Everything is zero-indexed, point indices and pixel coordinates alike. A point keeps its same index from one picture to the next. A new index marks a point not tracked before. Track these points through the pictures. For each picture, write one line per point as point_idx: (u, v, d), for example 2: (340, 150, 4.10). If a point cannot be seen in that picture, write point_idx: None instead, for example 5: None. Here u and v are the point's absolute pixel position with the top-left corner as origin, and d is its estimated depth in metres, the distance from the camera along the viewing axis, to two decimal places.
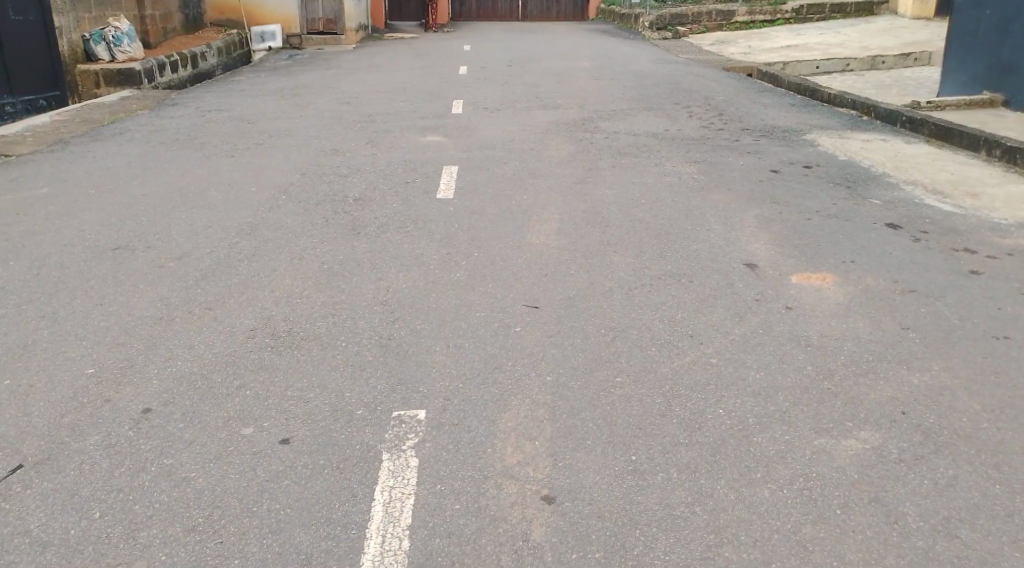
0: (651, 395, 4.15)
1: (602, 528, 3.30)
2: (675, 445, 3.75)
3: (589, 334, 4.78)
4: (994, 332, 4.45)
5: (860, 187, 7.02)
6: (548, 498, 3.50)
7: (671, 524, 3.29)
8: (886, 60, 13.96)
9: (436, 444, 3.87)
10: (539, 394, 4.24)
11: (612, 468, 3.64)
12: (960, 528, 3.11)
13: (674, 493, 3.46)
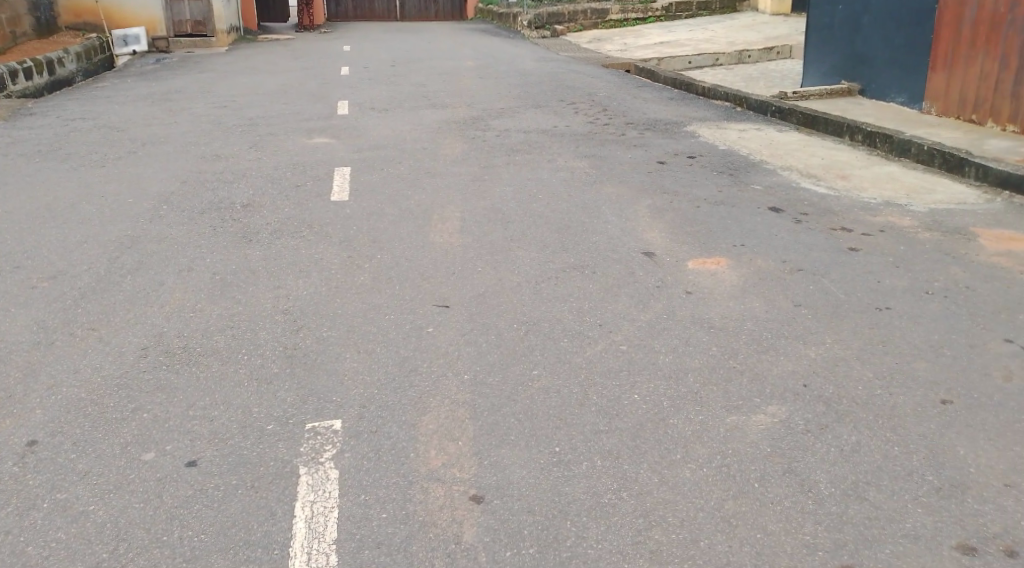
0: (568, 385, 4.25)
1: (533, 522, 3.37)
2: (596, 433, 3.87)
3: (502, 330, 4.85)
4: (877, 304, 4.77)
5: (741, 174, 7.37)
6: (476, 498, 3.54)
7: (600, 512, 3.39)
8: (752, 53, 14.63)
9: (355, 454, 3.84)
10: (458, 393, 4.27)
11: (536, 462, 3.71)
12: (866, 489, 3.32)
13: (599, 481, 3.57)
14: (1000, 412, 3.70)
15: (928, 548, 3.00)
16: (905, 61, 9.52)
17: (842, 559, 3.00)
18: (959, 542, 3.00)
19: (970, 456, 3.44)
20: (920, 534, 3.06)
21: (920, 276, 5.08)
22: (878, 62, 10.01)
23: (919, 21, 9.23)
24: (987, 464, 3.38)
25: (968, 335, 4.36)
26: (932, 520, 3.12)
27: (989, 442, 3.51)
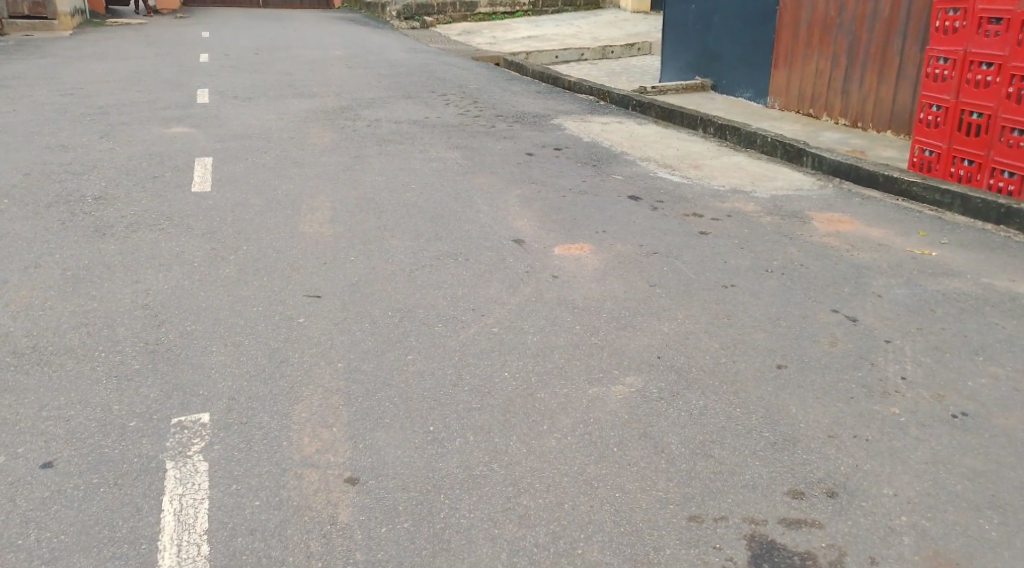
0: (441, 367, 4.43)
1: (407, 499, 3.52)
2: (468, 410, 4.07)
3: (376, 317, 4.97)
4: (724, 282, 5.17)
5: (604, 164, 7.73)
6: (351, 479, 3.66)
7: (472, 484, 3.58)
8: (615, 49, 15.23)
9: (225, 445, 3.88)
10: (332, 381, 4.37)
11: (411, 442, 3.87)
12: (712, 447, 3.65)
13: (471, 455, 3.77)
14: (826, 373, 4.12)
15: (764, 494, 3.34)
16: (751, 58, 10.17)
17: (690, 511, 3.31)
18: (790, 488, 3.36)
19: (801, 412, 3.83)
20: (757, 483, 3.40)
21: (762, 256, 5.53)
22: (727, 59, 10.64)
23: (762, 21, 9.88)
24: (815, 418, 3.78)
25: (801, 307, 4.80)
26: (767, 471, 3.47)
27: (817, 399, 3.91)
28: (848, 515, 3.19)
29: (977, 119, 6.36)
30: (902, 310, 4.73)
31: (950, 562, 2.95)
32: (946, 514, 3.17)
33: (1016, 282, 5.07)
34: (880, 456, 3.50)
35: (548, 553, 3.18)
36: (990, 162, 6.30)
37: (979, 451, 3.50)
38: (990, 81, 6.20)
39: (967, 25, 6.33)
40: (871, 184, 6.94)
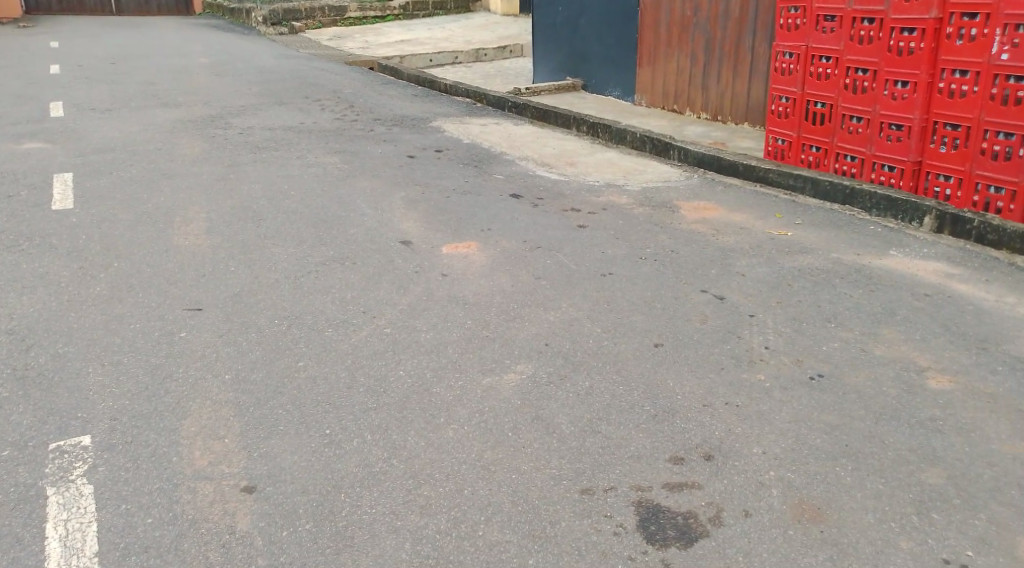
0: (335, 370, 4.50)
1: (307, 502, 3.58)
2: (364, 411, 4.15)
3: (262, 326, 4.99)
4: (602, 271, 5.44)
5: (484, 164, 7.94)
6: (247, 488, 3.68)
7: (371, 481, 3.67)
8: (489, 52, 15.48)
9: (111, 466, 3.82)
10: (221, 393, 4.36)
11: (308, 446, 3.91)
12: (599, 424, 3.88)
13: (370, 453, 3.85)
14: (699, 348, 4.44)
15: (648, 463, 3.59)
16: (617, 58, 10.60)
17: (582, 484, 3.53)
18: (671, 455, 3.63)
19: (678, 385, 4.11)
20: (641, 453, 3.66)
21: (636, 244, 5.84)
22: (595, 59, 11.05)
23: (625, 22, 10.32)
24: (691, 390, 4.07)
25: (674, 289, 5.12)
26: (650, 441, 3.73)
27: (692, 373, 4.21)
28: (723, 475, 3.48)
29: (821, 108, 6.89)
30: (764, 287, 5.12)
31: (814, 507, 3.27)
32: (809, 465, 3.49)
33: (862, 255, 5.55)
34: (749, 419, 3.82)
35: (450, 539, 3.32)
36: (834, 147, 6.83)
37: (836, 407, 3.86)
38: (830, 73, 6.73)
39: (805, 22, 6.85)
40: (732, 173, 7.39)
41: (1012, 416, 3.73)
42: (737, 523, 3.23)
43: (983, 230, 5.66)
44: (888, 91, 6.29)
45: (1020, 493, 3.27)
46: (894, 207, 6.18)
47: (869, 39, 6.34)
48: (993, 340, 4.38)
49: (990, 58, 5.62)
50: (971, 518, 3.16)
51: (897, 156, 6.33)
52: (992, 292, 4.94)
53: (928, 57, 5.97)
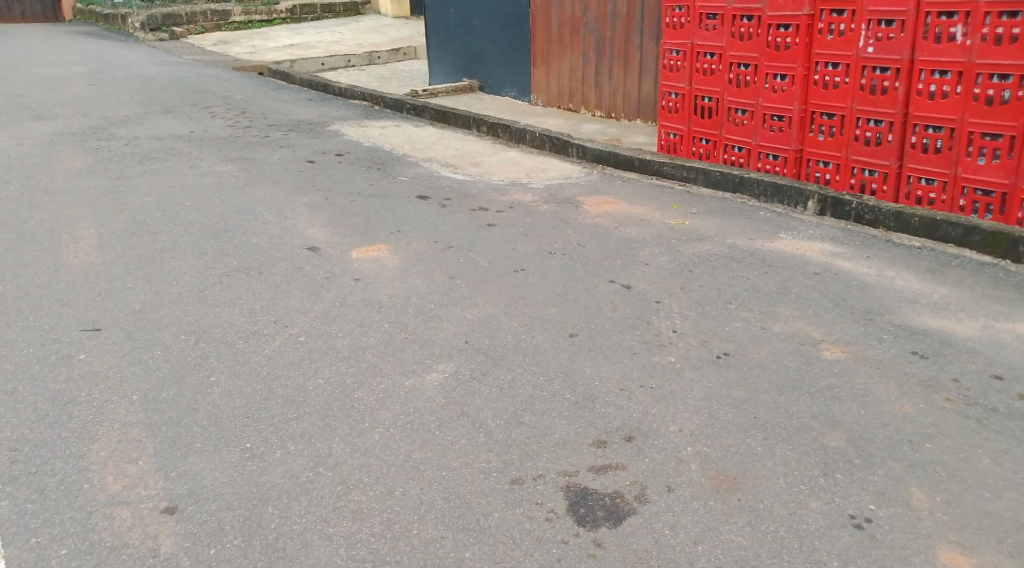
0: (250, 383, 4.40)
1: (232, 518, 3.49)
2: (285, 421, 4.08)
3: (168, 343, 4.85)
4: (514, 268, 5.59)
5: (387, 167, 7.98)
6: (167, 509, 3.55)
7: (299, 491, 3.62)
8: (382, 55, 15.44)
9: (15, 499, 3.61)
10: (129, 415, 4.18)
11: (228, 461, 3.81)
12: (523, 416, 4.01)
13: (295, 463, 3.79)
14: (612, 335, 4.64)
15: (573, 449, 3.75)
16: (511, 58, 10.80)
17: (512, 474, 3.64)
18: (594, 439, 3.80)
19: (594, 373, 4.30)
20: (566, 440, 3.81)
21: (545, 240, 6.03)
22: (489, 60, 11.21)
23: (517, 22, 10.52)
24: (607, 375, 4.27)
25: (583, 281, 5.33)
26: (574, 428, 3.89)
27: (607, 360, 4.41)
28: (644, 454, 3.67)
29: (708, 102, 7.24)
30: (667, 274, 5.38)
31: (730, 477, 3.51)
32: (722, 439, 3.74)
33: (755, 240, 5.89)
34: (663, 399, 4.05)
35: (385, 540, 3.33)
36: (722, 139, 7.18)
37: (742, 383, 4.13)
38: (714, 69, 7.08)
39: (689, 21, 7.18)
40: (629, 168, 7.68)
41: (899, 378, 4.07)
42: (661, 498, 3.43)
43: (861, 211, 6.07)
44: (769, 84, 6.67)
45: (910, 448, 3.58)
46: (780, 193, 6.56)
47: (750, 36, 6.71)
48: (878, 310, 4.74)
49: (858, 51, 6.05)
50: (870, 474, 3.46)
51: (780, 146, 6.71)
52: (873, 268, 5.33)
53: (803, 52, 6.37)
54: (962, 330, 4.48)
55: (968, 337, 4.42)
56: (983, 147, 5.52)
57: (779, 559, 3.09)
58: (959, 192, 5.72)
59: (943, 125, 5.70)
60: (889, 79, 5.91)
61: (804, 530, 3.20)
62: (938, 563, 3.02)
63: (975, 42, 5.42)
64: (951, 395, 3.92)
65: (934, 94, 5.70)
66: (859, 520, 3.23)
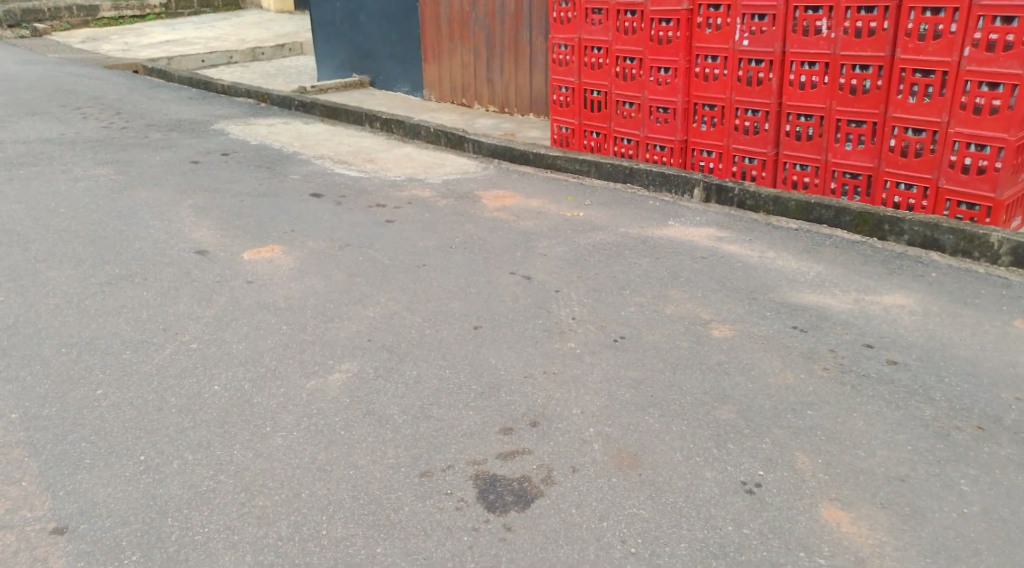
0: (141, 394, 4.22)
1: (129, 534, 3.36)
2: (180, 431, 3.94)
3: (48, 357, 4.58)
4: (415, 263, 5.66)
5: (279, 166, 7.89)
6: (57, 530, 3.39)
7: (200, 500, 3.52)
8: (266, 51, 15.16)
9: None
10: (9, 435, 3.93)
11: (121, 476, 3.66)
12: (430, 409, 4.05)
13: (194, 473, 3.67)
14: (514, 325, 4.78)
15: (480, 438, 3.83)
16: (402, 54, 10.82)
17: (421, 468, 3.66)
18: (501, 427, 3.91)
19: (498, 362, 4.42)
20: (473, 430, 3.89)
21: (445, 235, 6.12)
22: (380, 56, 11.21)
23: (406, 18, 10.55)
24: (510, 364, 4.40)
25: (484, 274, 5.44)
26: (480, 418, 3.97)
27: (510, 349, 4.54)
28: (549, 438, 3.82)
29: (597, 96, 7.46)
30: (564, 264, 5.55)
31: (631, 454, 3.69)
32: (622, 418, 3.92)
33: (646, 227, 6.14)
34: (564, 384, 4.21)
35: (293, 543, 3.30)
36: (612, 132, 7.42)
37: (637, 363, 4.34)
38: (602, 63, 7.30)
39: (575, 16, 7.37)
40: (524, 162, 7.84)
41: (781, 351, 4.35)
42: (567, 478, 3.57)
43: (742, 197, 6.39)
44: (653, 77, 6.93)
45: (794, 416, 3.85)
46: (668, 182, 6.83)
47: (633, 30, 6.96)
48: (760, 289, 5.04)
49: (734, 44, 6.37)
50: (758, 442, 3.70)
51: (667, 137, 7.00)
52: (755, 250, 5.64)
53: (683, 45, 6.65)
54: (836, 305, 4.81)
55: (842, 310, 4.75)
56: (849, 133, 5.90)
57: (679, 527, 3.28)
58: (830, 176, 6.10)
59: (812, 113, 6.06)
60: (764, 71, 6.25)
61: (700, 499, 3.41)
62: (821, 519, 3.27)
63: (838, 35, 5.79)
64: (828, 364, 4.22)
65: (804, 84, 6.06)
66: (750, 485, 3.46)
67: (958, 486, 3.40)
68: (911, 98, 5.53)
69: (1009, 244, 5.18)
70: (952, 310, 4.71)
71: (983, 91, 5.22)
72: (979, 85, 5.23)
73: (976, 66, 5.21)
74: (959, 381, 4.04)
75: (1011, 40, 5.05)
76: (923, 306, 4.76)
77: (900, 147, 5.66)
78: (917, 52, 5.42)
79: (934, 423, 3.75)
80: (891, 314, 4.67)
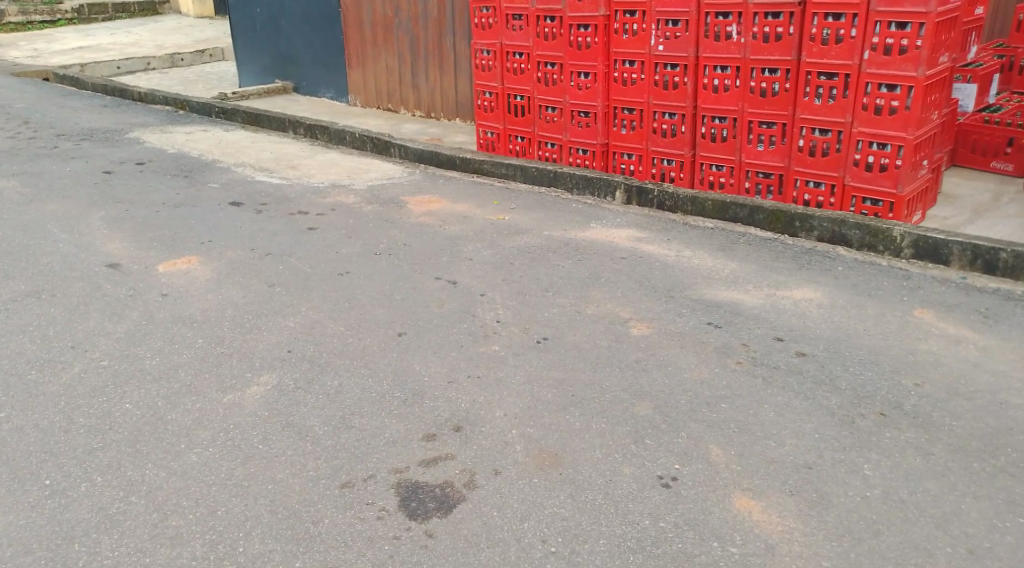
0: (47, 416, 4.11)
1: (34, 562, 3.27)
2: (89, 452, 3.85)
3: None
4: (338, 271, 5.62)
5: (196, 175, 7.76)
6: None
7: (109, 523, 3.44)
8: (185, 57, 14.89)
9: None
10: None
11: (25, 503, 3.56)
12: (352, 419, 4.03)
13: (103, 495, 3.60)
14: (439, 331, 4.79)
15: (403, 446, 3.83)
16: (325, 59, 10.75)
17: (341, 479, 3.64)
18: (423, 433, 3.91)
19: (423, 368, 4.42)
20: (395, 438, 3.88)
21: (369, 241, 6.10)
22: (302, 61, 11.13)
23: (328, 24, 10.49)
24: (435, 370, 4.40)
25: (409, 280, 5.45)
26: (403, 425, 3.97)
27: (436, 355, 4.55)
28: (472, 442, 3.83)
29: (520, 101, 7.53)
30: (489, 268, 5.59)
31: (553, 454, 3.73)
32: (543, 418, 3.96)
33: (570, 230, 6.21)
34: (489, 387, 4.23)
35: (208, 561, 3.26)
36: (536, 136, 7.49)
37: (560, 364, 4.39)
38: (523, 68, 7.38)
39: (496, 21, 7.43)
40: (450, 166, 7.85)
41: (696, 347, 4.45)
42: (489, 482, 3.59)
43: (662, 198, 6.52)
44: (574, 82, 7.01)
45: (709, 409, 3.94)
46: (591, 185, 6.92)
47: (553, 35, 7.04)
48: (677, 288, 5.14)
49: (650, 49, 6.50)
50: (675, 437, 3.78)
51: (588, 140, 7.09)
52: (673, 249, 5.76)
53: (602, 50, 6.76)
54: (748, 300, 4.94)
55: (755, 305, 4.88)
56: (761, 135, 6.08)
57: (598, 524, 3.33)
58: (744, 176, 6.27)
59: (726, 115, 6.22)
60: (679, 75, 6.39)
61: (619, 495, 3.47)
62: (733, 509, 3.36)
63: (747, 40, 5.96)
64: (741, 358, 4.34)
65: (717, 88, 6.21)
66: (667, 479, 3.53)
67: (862, 470, 3.53)
68: (816, 100, 5.72)
69: (910, 238, 5.39)
70: (858, 302, 4.88)
71: (883, 92, 5.44)
72: (879, 87, 5.44)
73: (876, 69, 5.42)
74: (863, 370, 4.19)
75: (906, 44, 5.26)
76: (831, 299, 4.92)
77: (809, 146, 5.85)
78: (821, 56, 5.62)
79: (839, 411, 3.89)
80: (801, 308, 4.82)
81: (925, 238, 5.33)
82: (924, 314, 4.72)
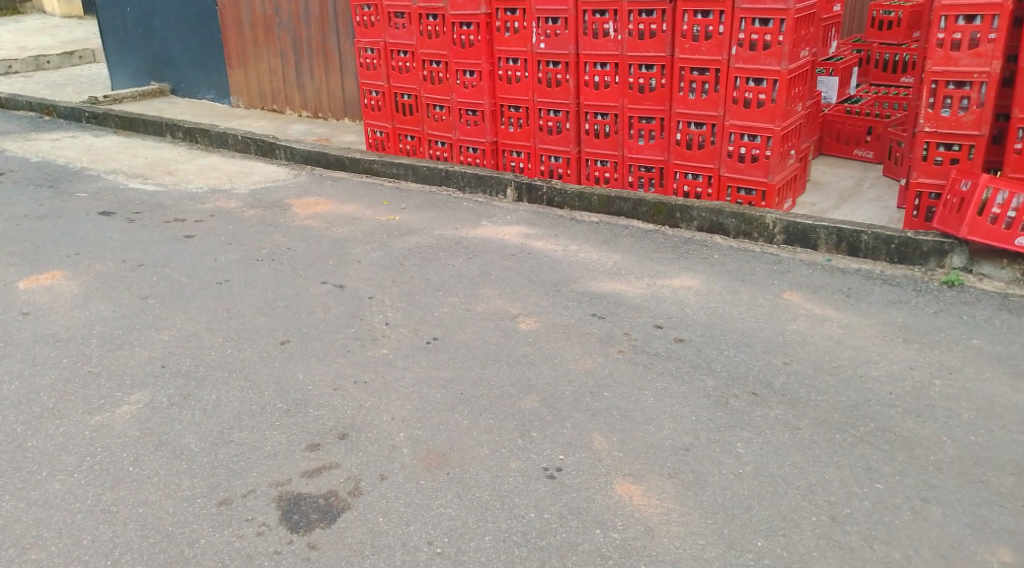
0: None
1: None
2: None
3: None
4: (217, 280, 5.48)
5: (62, 184, 7.43)
6: None
7: None
8: (52, 59, 14.22)
9: None
10: None
11: None
12: (230, 433, 3.93)
13: None
14: (324, 337, 4.72)
15: (285, 457, 3.76)
16: (204, 60, 10.47)
17: (218, 497, 3.55)
18: (307, 443, 3.84)
19: (306, 377, 4.35)
20: (277, 450, 3.80)
21: (250, 247, 5.97)
22: (180, 63, 10.79)
23: (205, 23, 10.21)
24: (319, 378, 4.33)
25: (292, 285, 5.35)
26: (285, 436, 3.89)
27: (320, 361, 4.48)
28: (358, 448, 3.79)
29: (408, 99, 7.49)
30: (378, 269, 5.54)
31: (439, 454, 3.73)
32: (431, 419, 3.96)
33: (460, 228, 6.22)
34: (376, 391, 4.19)
35: None
36: (426, 135, 7.46)
37: (448, 363, 4.39)
38: (409, 67, 7.35)
39: (378, 19, 7.37)
40: (338, 167, 7.75)
41: (580, 339, 4.52)
42: (375, 487, 3.56)
43: (550, 194, 6.58)
44: (460, 80, 7.01)
45: (592, 399, 4.01)
46: (481, 183, 6.94)
47: (436, 34, 7.02)
48: (563, 282, 5.21)
49: (532, 47, 6.54)
50: (559, 428, 3.83)
51: (477, 138, 7.10)
52: (560, 244, 5.83)
53: (485, 49, 6.78)
54: (630, 291, 5.04)
55: (636, 295, 4.98)
56: (641, 129, 6.21)
57: (484, 521, 3.35)
58: (627, 170, 6.40)
59: (608, 111, 6.34)
60: (561, 72, 6.46)
61: (505, 490, 3.49)
62: (614, 495, 3.43)
63: (623, 37, 6.08)
64: (623, 347, 4.42)
65: (598, 84, 6.32)
66: (551, 471, 3.57)
67: (735, 449, 3.65)
68: (691, 95, 5.90)
69: (782, 225, 5.60)
70: (733, 288, 5.04)
71: (750, 86, 5.65)
72: (747, 81, 5.65)
73: (743, 63, 5.62)
74: (737, 353, 4.33)
75: (769, 40, 5.48)
76: (707, 286, 5.07)
77: (686, 139, 6.03)
78: (692, 52, 5.79)
79: (714, 393, 4.01)
80: (679, 296, 4.94)
81: (795, 224, 5.55)
82: (793, 296, 4.91)
